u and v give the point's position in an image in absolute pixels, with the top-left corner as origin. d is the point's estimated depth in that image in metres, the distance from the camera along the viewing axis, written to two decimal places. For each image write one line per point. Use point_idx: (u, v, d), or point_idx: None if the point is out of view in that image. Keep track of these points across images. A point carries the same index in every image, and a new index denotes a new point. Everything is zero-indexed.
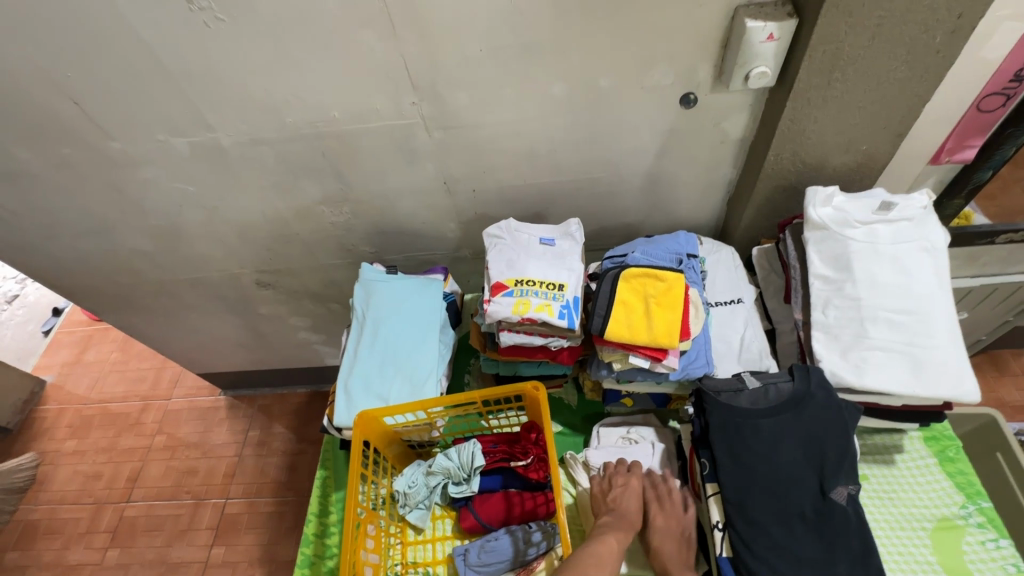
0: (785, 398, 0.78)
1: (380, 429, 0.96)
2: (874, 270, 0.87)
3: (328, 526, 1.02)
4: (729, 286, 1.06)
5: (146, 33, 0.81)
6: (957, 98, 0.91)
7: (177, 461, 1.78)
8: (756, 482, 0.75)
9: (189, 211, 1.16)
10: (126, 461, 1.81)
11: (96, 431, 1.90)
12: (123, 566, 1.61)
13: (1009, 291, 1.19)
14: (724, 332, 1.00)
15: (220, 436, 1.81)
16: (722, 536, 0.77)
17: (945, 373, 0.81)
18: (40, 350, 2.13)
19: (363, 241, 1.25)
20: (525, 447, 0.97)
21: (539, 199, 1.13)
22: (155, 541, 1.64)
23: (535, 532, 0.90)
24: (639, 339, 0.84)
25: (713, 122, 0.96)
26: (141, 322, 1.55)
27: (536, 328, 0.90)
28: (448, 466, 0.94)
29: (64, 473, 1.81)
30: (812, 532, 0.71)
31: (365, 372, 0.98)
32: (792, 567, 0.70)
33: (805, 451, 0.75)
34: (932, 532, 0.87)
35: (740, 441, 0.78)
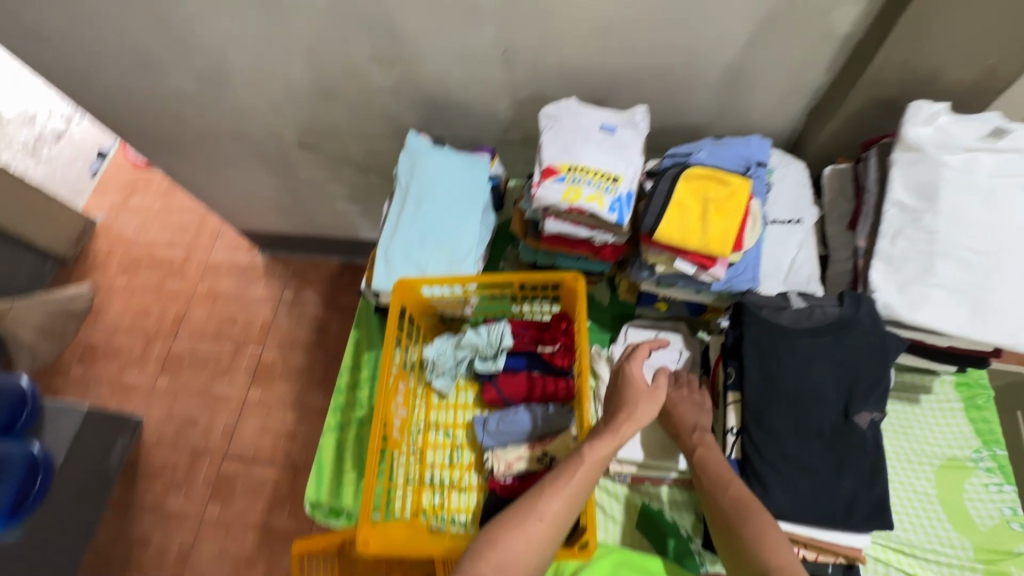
0: (830, 321, 0.77)
1: (416, 298, 0.98)
2: (958, 204, 0.80)
3: (360, 381, 1.09)
4: (791, 205, 0.99)
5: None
6: None
7: (218, 309, 1.91)
8: (781, 395, 0.75)
9: (234, 54, 1.11)
10: (173, 302, 1.94)
11: (144, 271, 2.01)
12: (172, 392, 1.80)
13: None
14: (775, 251, 0.96)
15: (258, 292, 1.91)
16: (734, 440, 0.79)
17: (1006, 321, 0.77)
18: (89, 189, 2.19)
19: (410, 111, 1.19)
20: (553, 334, 0.99)
21: (603, 84, 1.04)
22: (200, 375, 1.81)
23: (553, 413, 0.95)
24: (689, 244, 0.81)
25: (822, 12, 0.84)
26: (185, 171, 1.56)
27: (583, 219, 0.88)
28: (477, 342, 0.99)
29: (117, 305, 1.96)
30: (825, 447, 0.73)
31: (405, 242, 0.98)
32: (798, 475, 0.72)
33: (837, 375, 0.75)
34: (938, 469, 0.89)
35: (774, 356, 0.77)
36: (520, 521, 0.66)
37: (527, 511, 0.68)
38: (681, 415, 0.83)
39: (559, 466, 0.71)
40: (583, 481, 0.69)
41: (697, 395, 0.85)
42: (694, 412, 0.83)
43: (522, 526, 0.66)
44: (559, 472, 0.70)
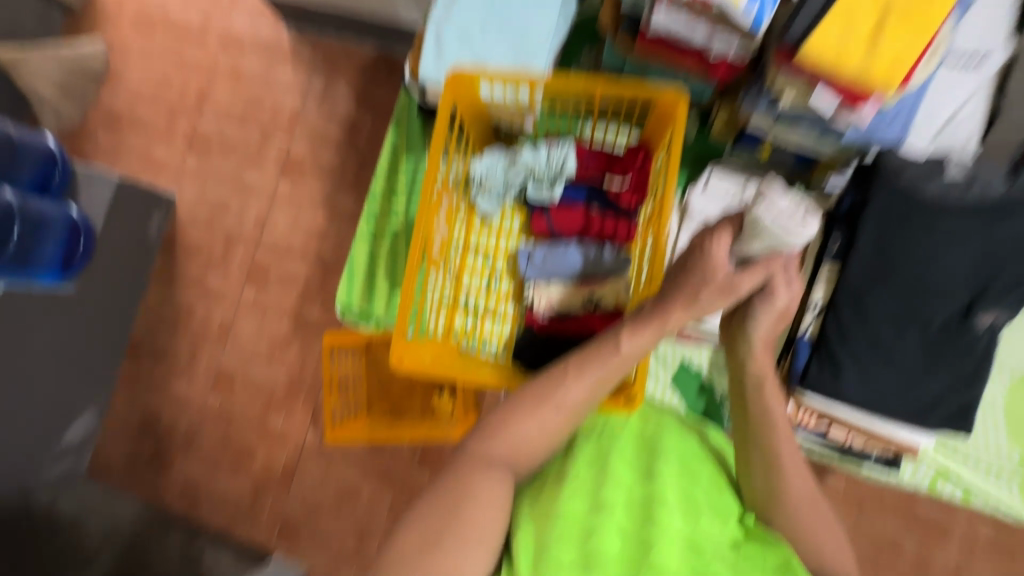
0: (989, 200, 0.61)
1: (471, 98, 0.81)
2: None
3: (397, 189, 0.99)
4: (987, 30, 0.71)
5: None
6: None
7: (243, 90, 1.64)
8: (894, 277, 0.64)
9: None
10: (194, 75, 1.68)
11: (160, 34, 1.70)
12: (202, 174, 1.63)
13: None
14: (938, 95, 0.71)
15: (285, 76, 1.61)
16: (814, 317, 0.69)
17: None
18: None
19: None
20: (625, 167, 0.85)
21: None
22: (229, 161, 1.62)
23: (608, 255, 0.86)
24: (844, 69, 0.60)
25: None
26: None
27: (705, 13, 0.65)
28: (534, 165, 0.85)
29: (134, 72, 1.71)
30: (926, 341, 0.63)
31: (465, 22, 0.78)
32: (882, 365, 0.64)
33: (973, 263, 0.62)
34: (1016, 379, 0.80)
35: (901, 231, 0.63)
36: (538, 404, 0.61)
37: (547, 393, 0.61)
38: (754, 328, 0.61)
39: (584, 351, 0.62)
40: (611, 374, 0.60)
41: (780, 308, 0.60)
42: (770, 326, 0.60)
43: (540, 412, 0.60)
44: (585, 358, 0.61)
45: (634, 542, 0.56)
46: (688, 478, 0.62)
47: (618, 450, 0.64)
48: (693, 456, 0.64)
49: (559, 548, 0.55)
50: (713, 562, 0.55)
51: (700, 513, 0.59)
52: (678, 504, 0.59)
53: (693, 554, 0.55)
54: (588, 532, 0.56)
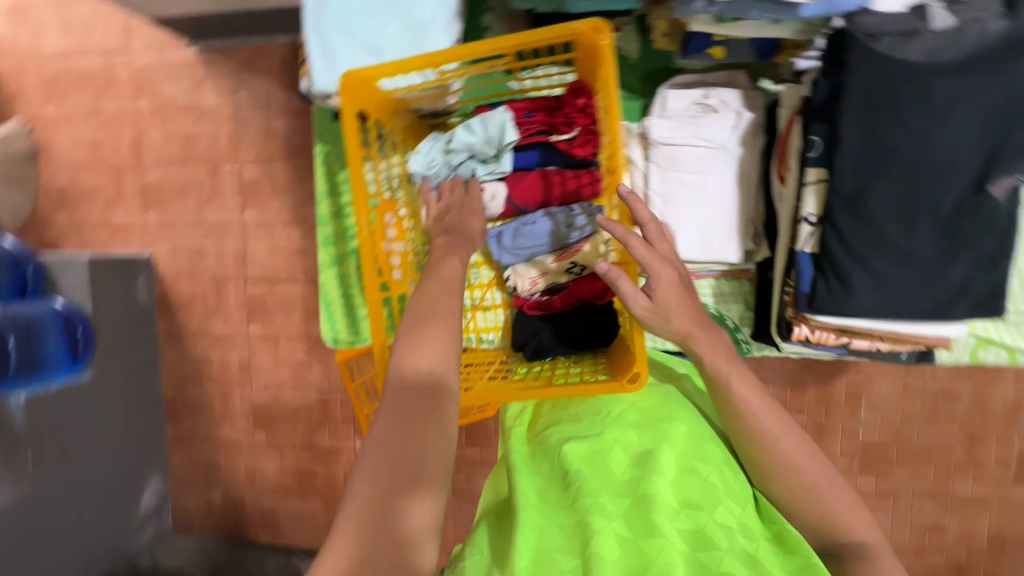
0: (986, 49, 0.52)
1: (378, 95, 0.72)
2: None
3: (344, 207, 0.93)
4: None
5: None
6: None
7: (173, 126, 1.47)
8: (891, 167, 0.55)
9: None
10: (121, 127, 1.51)
11: (71, 95, 1.52)
12: (167, 226, 1.49)
13: None
14: None
15: (209, 96, 1.44)
16: (811, 230, 0.62)
17: None
18: None
19: None
20: (569, 116, 0.76)
21: None
22: (189, 204, 1.48)
23: (579, 216, 0.78)
24: None
25: None
26: None
27: None
28: (472, 143, 0.76)
29: (63, 140, 1.55)
30: (938, 229, 0.56)
31: (343, 13, 0.69)
32: (894, 266, 0.57)
33: (977, 128, 0.53)
34: None
35: (887, 113, 0.55)
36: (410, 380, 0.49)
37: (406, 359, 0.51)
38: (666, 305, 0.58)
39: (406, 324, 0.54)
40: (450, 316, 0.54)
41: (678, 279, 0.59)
42: (676, 299, 0.58)
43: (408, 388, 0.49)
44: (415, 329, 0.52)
45: (633, 540, 0.44)
46: (693, 456, 0.52)
47: (618, 435, 0.55)
48: (700, 435, 0.55)
49: (558, 551, 0.45)
50: (726, 556, 0.43)
51: (710, 499, 0.48)
52: (675, 490, 0.48)
53: (695, 547, 0.44)
54: (586, 531, 0.45)
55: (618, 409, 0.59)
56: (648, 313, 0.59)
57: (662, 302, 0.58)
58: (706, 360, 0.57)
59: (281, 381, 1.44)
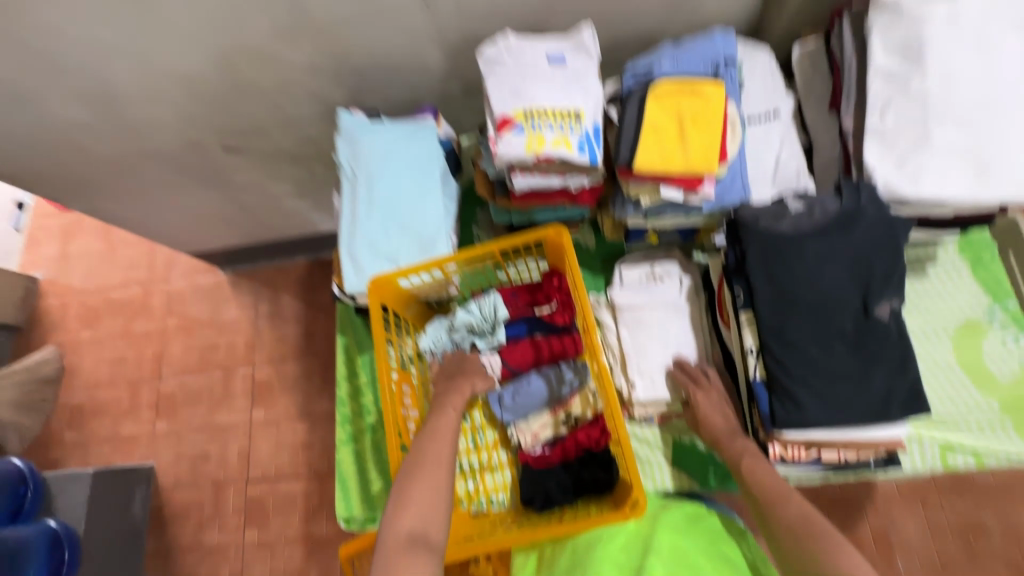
0: (834, 218, 0.72)
1: (395, 291, 0.91)
2: (950, 56, 0.73)
3: (360, 387, 1.05)
4: (764, 97, 0.92)
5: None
6: None
7: (195, 339, 1.87)
8: (798, 306, 0.72)
9: (117, 63, 0.98)
10: (147, 344, 1.90)
11: (107, 319, 1.95)
12: (175, 431, 1.79)
13: None
14: (759, 153, 0.89)
15: (232, 312, 1.87)
16: (756, 360, 0.76)
17: (1017, 170, 0.71)
18: (19, 246, 2.07)
19: (336, 85, 1.09)
20: (548, 293, 0.95)
21: (539, 5, 0.94)
22: (198, 410, 1.80)
23: (567, 372, 0.92)
24: (674, 167, 0.74)
25: None
26: (111, 205, 1.43)
27: (553, 167, 0.79)
28: (471, 320, 0.93)
29: (90, 359, 1.92)
30: (851, 348, 0.70)
31: (369, 237, 0.90)
32: (829, 382, 0.70)
33: (851, 271, 0.71)
34: (956, 335, 0.87)
35: (781, 268, 0.73)
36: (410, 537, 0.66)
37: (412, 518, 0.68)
38: (712, 423, 0.81)
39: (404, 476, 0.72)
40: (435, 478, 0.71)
41: (719, 395, 0.83)
42: (722, 415, 0.81)
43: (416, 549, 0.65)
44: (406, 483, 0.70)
45: None
46: (674, 563, 0.66)
47: (610, 553, 0.70)
48: (681, 544, 0.69)
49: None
50: None
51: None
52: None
53: None
54: None
55: (611, 536, 0.72)
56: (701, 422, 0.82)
57: (704, 417, 0.81)
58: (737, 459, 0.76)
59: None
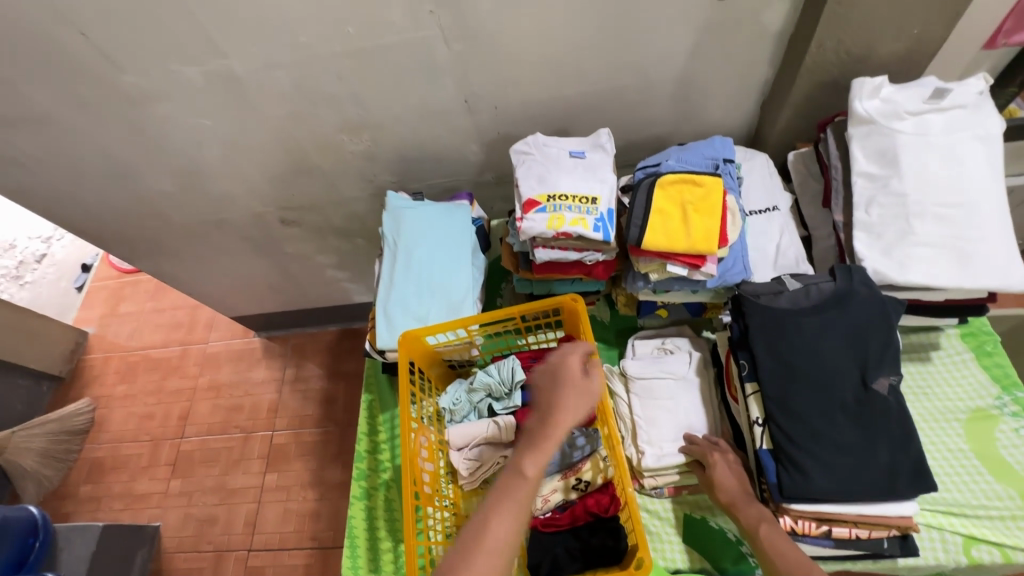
0: (828, 297, 0.78)
1: (422, 349, 0.98)
2: (922, 163, 0.83)
3: (379, 444, 1.08)
4: (764, 194, 1.03)
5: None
6: None
7: (222, 399, 1.94)
8: (799, 378, 0.76)
9: (210, 147, 1.17)
10: (176, 401, 1.98)
11: (142, 376, 2.05)
12: (187, 492, 1.81)
13: None
14: (760, 241, 0.99)
15: (259, 375, 1.95)
16: (761, 430, 0.79)
17: (995, 262, 0.79)
18: (78, 304, 2.26)
19: (386, 171, 1.26)
20: None
21: (564, 112, 1.11)
22: (213, 471, 1.82)
23: (580, 437, 0.93)
24: (678, 247, 0.83)
25: (752, 13, 0.92)
26: (173, 266, 1.60)
27: (571, 243, 0.90)
28: (490, 382, 0.99)
29: (119, 414, 1.99)
30: (853, 420, 0.73)
31: (403, 298, 1.00)
32: (834, 454, 0.72)
33: (846, 346, 0.76)
34: (965, 423, 0.89)
35: (781, 342, 0.78)
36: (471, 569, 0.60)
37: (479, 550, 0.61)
38: (727, 486, 0.81)
39: (460, 544, 0.62)
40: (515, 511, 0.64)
41: (733, 458, 0.84)
42: (734, 478, 0.82)
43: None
44: (462, 559, 0.60)
45: None
46: None
47: None
48: None
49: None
50: None
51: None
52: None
53: None
54: None
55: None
56: (721, 481, 0.81)
57: (720, 479, 0.82)
58: (747, 523, 0.77)
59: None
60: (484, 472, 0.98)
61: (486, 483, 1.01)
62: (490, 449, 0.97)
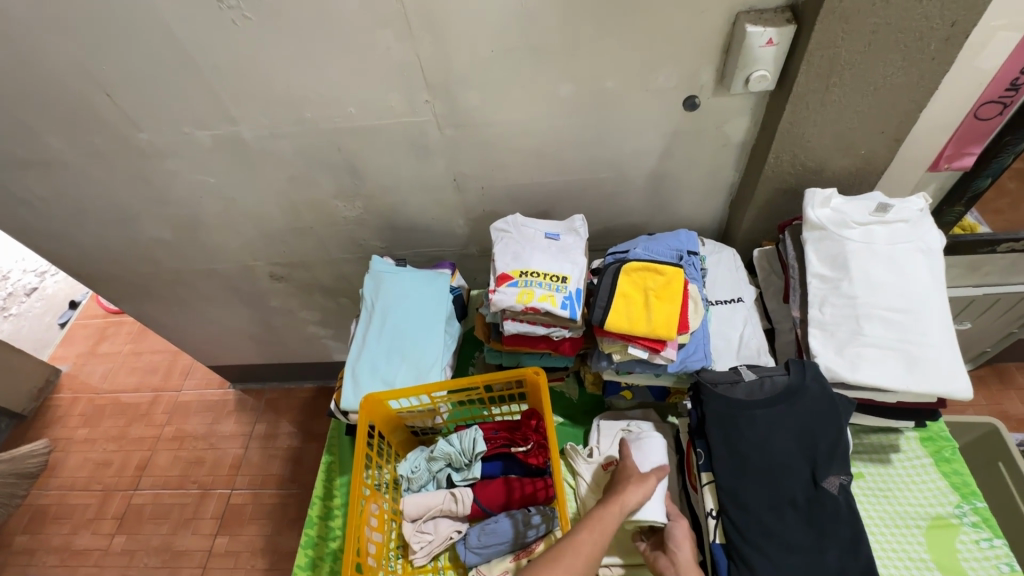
0: (780, 390, 0.80)
1: (385, 412, 0.99)
2: (870, 269, 0.89)
3: (332, 509, 1.06)
4: (729, 286, 1.08)
5: (167, 16, 0.87)
6: (962, 97, 0.94)
7: (185, 451, 1.88)
8: (750, 470, 0.77)
9: (209, 202, 1.24)
10: (136, 450, 1.91)
11: (107, 419, 2.00)
12: (129, 551, 1.70)
13: (989, 303, 1.40)
14: (723, 330, 1.03)
15: (228, 428, 1.90)
16: (715, 523, 0.79)
17: (939, 369, 0.82)
18: (57, 340, 2.25)
19: (375, 237, 1.32)
20: (525, 434, 1.00)
21: (546, 197, 1.19)
22: (161, 528, 1.73)
23: (535, 515, 0.93)
24: (639, 330, 0.86)
25: (716, 124, 1.01)
26: (157, 310, 1.62)
27: (539, 318, 0.93)
28: (449, 451, 0.97)
29: (75, 459, 1.92)
30: (803, 518, 0.73)
31: (372, 359, 1.02)
32: (784, 553, 0.72)
33: (797, 441, 0.77)
34: (927, 530, 0.88)
35: (735, 434, 0.80)
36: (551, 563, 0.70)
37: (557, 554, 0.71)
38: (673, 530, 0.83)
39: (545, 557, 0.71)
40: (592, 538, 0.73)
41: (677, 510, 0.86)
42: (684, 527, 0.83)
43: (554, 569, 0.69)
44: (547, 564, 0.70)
45: None
46: None
47: None
48: None
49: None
50: None
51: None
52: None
53: None
54: None
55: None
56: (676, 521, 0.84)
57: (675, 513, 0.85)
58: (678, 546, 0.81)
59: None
60: (438, 547, 0.93)
61: (437, 560, 0.95)
62: (446, 521, 0.94)
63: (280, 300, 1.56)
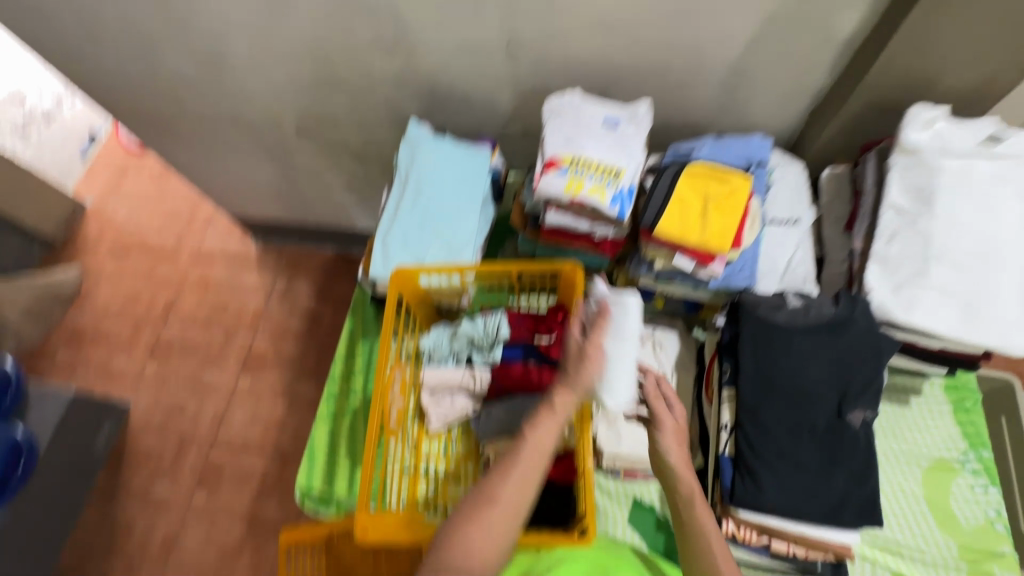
0: (826, 321, 0.78)
1: (413, 287, 0.98)
2: (955, 208, 0.81)
3: (353, 370, 1.10)
4: (788, 206, 1.00)
5: None
6: None
7: (210, 296, 1.94)
8: (775, 393, 0.77)
9: (234, 35, 1.11)
10: (163, 289, 1.98)
11: (134, 256, 2.04)
12: (161, 377, 1.83)
13: None
14: (772, 252, 0.96)
15: (250, 280, 1.95)
16: (727, 436, 0.80)
17: (998, 323, 0.78)
18: (80, 172, 2.23)
19: (412, 101, 1.21)
20: (550, 325, 0.98)
21: (606, 78, 1.06)
22: (190, 363, 1.84)
23: None
24: (690, 239, 0.82)
25: (827, 12, 0.85)
26: (179, 152, 1.56)
27: (584, 212, 0.88)
28: (474, 333, 0.98)
29: (107, 289, 2.00)
30: (818, 443, 0.75)
31: (404, 232, 0.99)
32: (792, 472, 0.74)
33: (830, 372, 0.76)
34: (927, 470, 0.90)
35: (770, 356, 0.78)
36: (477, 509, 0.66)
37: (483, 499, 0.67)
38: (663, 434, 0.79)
39: (469, 505, 0.66)
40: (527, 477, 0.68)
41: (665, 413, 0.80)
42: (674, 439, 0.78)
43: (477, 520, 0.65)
44: (471, 514, 0.65)
45: None
46: None
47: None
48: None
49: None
50: None
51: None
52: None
53: None
54: None
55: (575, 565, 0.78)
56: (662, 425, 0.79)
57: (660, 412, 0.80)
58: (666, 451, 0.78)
59: (201, 558, 1.58)
60: (454, 417, 0.98)
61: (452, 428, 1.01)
62: (462, 397, 0.98)
63: (306, 157, 1.48)
